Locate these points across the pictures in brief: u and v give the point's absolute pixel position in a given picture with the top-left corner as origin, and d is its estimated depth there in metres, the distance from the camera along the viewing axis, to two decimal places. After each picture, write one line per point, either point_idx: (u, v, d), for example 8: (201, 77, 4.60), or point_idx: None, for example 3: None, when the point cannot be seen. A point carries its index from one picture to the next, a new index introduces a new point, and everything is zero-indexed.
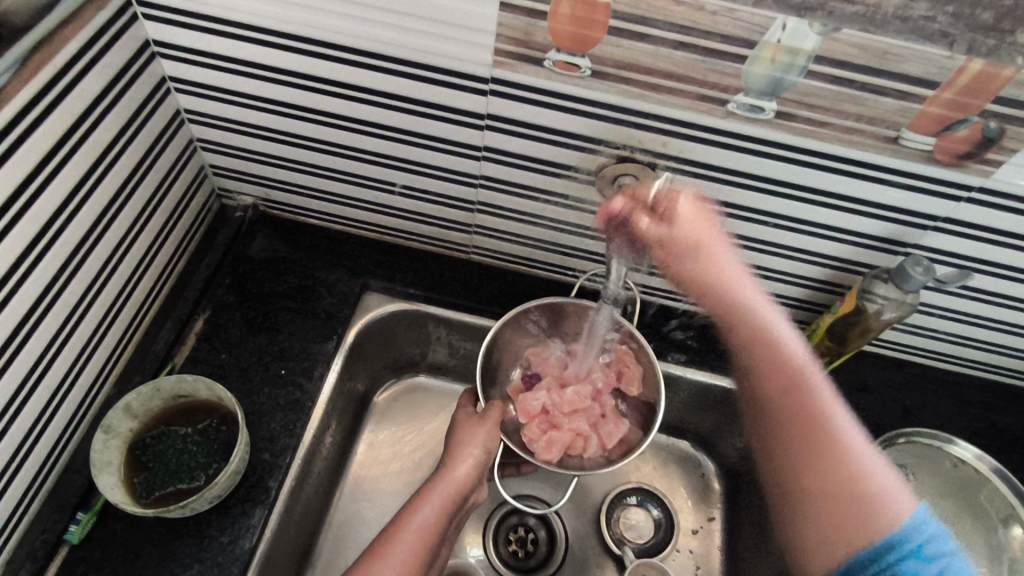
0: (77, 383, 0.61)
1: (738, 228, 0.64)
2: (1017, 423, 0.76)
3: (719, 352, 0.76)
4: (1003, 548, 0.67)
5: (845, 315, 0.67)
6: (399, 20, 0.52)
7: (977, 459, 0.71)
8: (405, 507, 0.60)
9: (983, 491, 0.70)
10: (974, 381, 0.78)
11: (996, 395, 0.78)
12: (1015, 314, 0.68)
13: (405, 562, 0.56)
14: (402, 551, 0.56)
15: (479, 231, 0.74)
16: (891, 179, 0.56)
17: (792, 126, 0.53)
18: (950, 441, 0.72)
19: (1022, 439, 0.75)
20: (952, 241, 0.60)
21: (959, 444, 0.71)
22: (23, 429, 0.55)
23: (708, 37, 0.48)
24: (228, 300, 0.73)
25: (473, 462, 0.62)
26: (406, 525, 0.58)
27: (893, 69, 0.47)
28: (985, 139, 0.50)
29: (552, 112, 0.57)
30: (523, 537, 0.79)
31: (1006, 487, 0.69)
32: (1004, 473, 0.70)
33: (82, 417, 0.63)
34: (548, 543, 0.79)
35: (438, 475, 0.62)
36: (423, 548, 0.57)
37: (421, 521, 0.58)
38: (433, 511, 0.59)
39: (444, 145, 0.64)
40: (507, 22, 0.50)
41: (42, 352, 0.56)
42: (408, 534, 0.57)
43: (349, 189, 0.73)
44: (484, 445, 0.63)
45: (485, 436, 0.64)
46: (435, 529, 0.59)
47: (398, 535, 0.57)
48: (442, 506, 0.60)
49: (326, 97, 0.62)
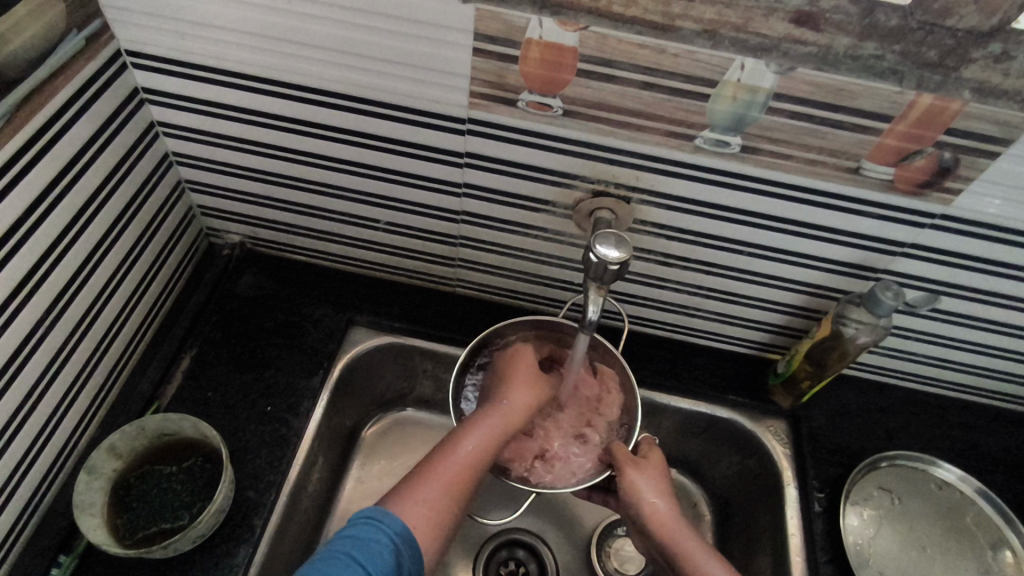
0: (62, 423, 0.62)
1: (713, 257, 0.66)
2: (1000, 444, 0.77)
3: (702, 379, 0.77)
4: (992, 569, 0.68)
5: (822, 340, 0.69)
6: (378, 66, 0.55)
7: (960, 481, 0.72)
8: (439, 450, 0.59)
9: (968, 513, 0.71)
10: (956, 402, 0.79)
11: (979, 416, 0.79)
12: (990, 336, 0.69)
13: (447, 486, 0.57)
14: (445, 473, 0.57)
15: (462, 264, 0.76)
16: (856, 208, 0.58)
17: (758, 159, 0.55)
18: (933, 464, 0.73)
19: (1005, 459, 0.75)
20: (921, 266, 0.62)
21: (941, 466, 0.72)
22: (5, 470, 0.56)
23: (672, 78, 0.50)
24: (215, 337, 0.73)
25: (507, 415, 0.62)
26: (441, 465, 0.58)
27: (848, 104, 0.49)
28: (942, 169, 0.52)
29: (527, 150, 0.59)
30: (514, 571, 0.78)
31: (991, 508, 0.71)
32: (987, 493, 0.71)
33: (66, 457, 0.63)
34: None
35: (480, 415, 0.62)
36: (455, 490, 0.57)
37: (455, 465, 0.58)
38: (468, 456, 0.59)
39: (425, 182, 0.65)
40: (481, 66, 0.53)
41: (27, 393, 0.56)
42: (451, 459, 0.58)
43: (335, 227, 0.75)
44: (515, 403, 0.64)
45: (526, 394, 0.65)
46: (470, 475, 0.58)
47: (429, 478, 0.57)
48: (473, 452, 0.59)
49: (309, 138, 0.64)
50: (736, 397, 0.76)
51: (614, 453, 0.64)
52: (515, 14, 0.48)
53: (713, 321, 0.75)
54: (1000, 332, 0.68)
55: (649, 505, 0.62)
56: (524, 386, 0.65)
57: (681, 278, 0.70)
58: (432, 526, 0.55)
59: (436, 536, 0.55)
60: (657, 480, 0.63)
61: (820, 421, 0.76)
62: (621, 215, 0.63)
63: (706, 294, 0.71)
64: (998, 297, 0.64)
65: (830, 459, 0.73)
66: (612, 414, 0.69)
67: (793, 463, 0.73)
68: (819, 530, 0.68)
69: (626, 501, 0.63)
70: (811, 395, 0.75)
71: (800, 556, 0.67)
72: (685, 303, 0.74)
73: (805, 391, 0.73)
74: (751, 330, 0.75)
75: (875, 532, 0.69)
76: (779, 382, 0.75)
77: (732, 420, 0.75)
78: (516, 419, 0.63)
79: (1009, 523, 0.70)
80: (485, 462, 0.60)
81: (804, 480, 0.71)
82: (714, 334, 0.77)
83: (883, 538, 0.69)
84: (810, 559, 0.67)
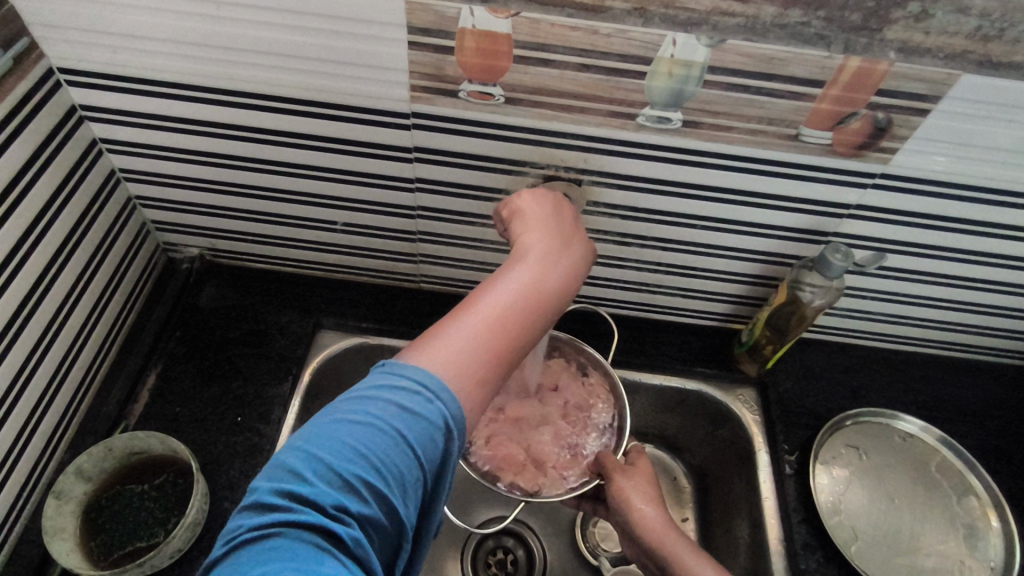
0: (26, 451, 0.61)
1: (668, 233, 0.67)
2: (961, 393, 0.79)
3: (670, 355, 0.79)
4: (960, 514, 0.70)
5: (781, 306, 0.70)
6: (316, 67, 0.54)
7: (923, 431, 0.74)
8: (481, 296, 0.44)
9: (932, 461, 0.73)
10: (918, 357, 0.81)
11: (940, 367, 0.81)
12: (942, 290, 0.71)
13: (485, 342, 0.42)
14: (483, 326, 0.43)
15: (425, 260, 0.76)
16: (800, 174, 0.59)
17: (700, 133, 0.56)
18: (897, 417, 0.75)
19: (966, 408, 0.78)
20: (869, 226, 0.64)
21: (904, 419, 0.75)
22: None
23: (608, 58, 0.51)
24: (179, 352, 0.73)
25: (560, 261, 0.48)
26: (479, 307, 0.44)
27: (781, 73, 0.50)
28: (877, 129, 0.53)
29: (474, 140, 0.59)
30: (503, 559, 0.79)
31: (954, 455, 0.73)
32: (949, 441, 0.73)
33: (34, 485, 0.63)
34: (527, 562, 0.79)
35: (521, 250, 0.48)
36: (498, 346, 0.43)
37: (499, 306, 0.44)
38: (515, 298, 0.44)
39: (377, 180, 0.65)
40: (418, 59, 0.53)
41: None
42: (485, 310, 0.43)
43: (293, 232, 0.74)
44: (552, 243, 0.49)
45: (559, 241, 0.49)
46: (520, 327, 0.44)
47: (464, 321, 0.43)
48: (514, 291, 0.45)
49: (255, 144, 0.63)
50: (705, 369, 0.77)
51: (604, 460, 0.64)
52: (445, 5, 0.48)
53: (677, 296, 0.76)
54: (952, 285, 0.70)
55: (639, 512, 0.59)
56: (557, 235, 0.50)
57: (640, 257, 0.71)
58: (473, 380, 0.41)
59: (482, 385, 0.42)
60: (649, 487, 0.62)
61: (787, 385, 0.78)
62: (574, 198, 0.63)
63: (666, 270, 0.72)
64: (945, 250, 0.66)
65: (798, 422, 0.75)
66: (604, 421, 0.70)
67: (762, 426, 0.74)
68: (792, 490, 0.70)
69: (617, 509, 0.61)
70: (775, 361, 0.77)
71: (775, 517, 0.68)
72: (647, 281, 0.75)
73: (769, 357, 0.75)
74: (713, 302, 0.77)
75: (846, 488, 0.71)
76: (743, 351, 0.76)
77: (703, 392, 0.76)
78: (566, 254, 0.49)
79: (972, 468, 0.72)
80: (532, 316, 0.45)
81: (774, 442, 0.73)
82: (678, 309, 0.79)
83: (854, 494, 0.71)
84: (785, 520, 0.68)
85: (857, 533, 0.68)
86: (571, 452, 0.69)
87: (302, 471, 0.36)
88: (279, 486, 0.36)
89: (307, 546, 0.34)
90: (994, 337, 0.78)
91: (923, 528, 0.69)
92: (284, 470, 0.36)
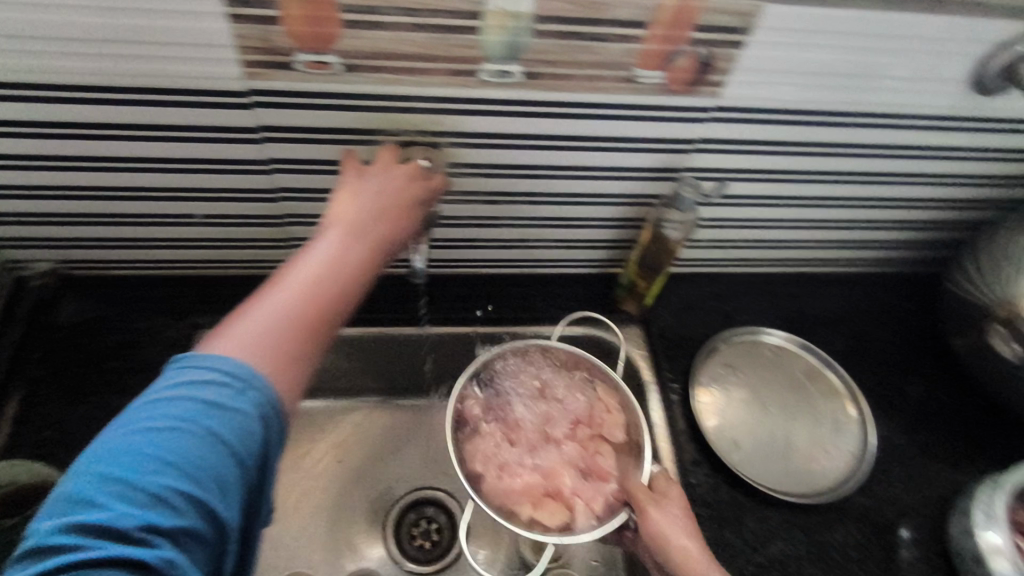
0: None
1: (534, 186, 0.69)
2: (819, 304, 0.87)
3: (558, 305, 0.81)
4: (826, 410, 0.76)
5: (649, 245, 0.74)
6: (132, 49, 0.51)
7: (785, 341, 0.81)
8: (276, 287, 0.46)
9: (796, 367, 0.80)
10: (778, 275, 0.89)
11: (800, 286, 0.88)
12: (790, 211, 0.77)
13: (284, 314, 0.44)
14: (278, 303, 0.45)
15: (297, 244, 0.74)
16: (645, 114, 0.62)
17: (543, 83, 0.57)
18: (760, 332, 0.81)
19: (824, 316, 0.86)
20: (717, 158, 0.68)
21: (767, 332, 0.81)
22: None
23: (437, 15, 0.51)
24: (41, 374, 0.68)
25: (360, 237, 0.51)
26: (275, 292, 0.46)
27: (606, 18, 0.52)
28: (703, 64, 0.57)
29: (320, 112, 0.58)
30: (426, 530, 0.78)
31: (813, 358, 0.80)
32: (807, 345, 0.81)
33: None
34: (451, 527, 0.78)
35: (318, 234, 0.51)
36: (299, 325, 0.45)
37: (296, 289, 0.46)
38: (309, 279, 0.47)
39: (226, 165, 0.63)
40: (243, 32, 0.51)
41: None
42: (280, 289, 0.46)
43: (147, 233, 0.70)
44: (355, 213, 0.52)
45: (364, 213, 0.52)
46: (320, 303, 0.46)
47: (261, 300, 0.45)
48: (309, 274, 0.47)
49: (82, 142, 0.59)
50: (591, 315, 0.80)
51: (630, 487, 0.58)
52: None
53: (556, 248, 0.79)
54: (797, 205, 0.76)
55: (678, 548, 0.53)
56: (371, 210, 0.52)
57: (513, 213, 0.72)
58: (274, 358, 0.42)
59: (286, 355, 0.43)
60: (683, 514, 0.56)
61: (668, 319, 0.82)
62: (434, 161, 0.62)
63: (541, 224, 0.74)
64: (786, 173, 0.71)
65: (681, 351, 0.79)
66: (615, 433, 0.63)
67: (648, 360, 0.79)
68: (678, 416, 0.74)
69: (650, 546, 0.55)
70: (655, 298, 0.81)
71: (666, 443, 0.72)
72: (525, 237, 0.76)
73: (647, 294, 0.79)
74: (591, 249, 0.80)
75: (725, 405, 0.75)
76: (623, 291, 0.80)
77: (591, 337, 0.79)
78: (370, 228, 0.52)
79: (828, 366, 0.80)
80: (324, 289, 0.47)
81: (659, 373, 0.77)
82: (560, 261, 0.81)
83: (733, 410, 0.75)
84: (675, 443, 0.72)
85: (738, 443, 0.73)
86: (584, 475, 0.61)
87: (95, 494, 0.35)
88: (65, 519, 0.34)
89: (112, 563, 0.33)
90: (839, 250, 0.86)
91: (796, 429, 0.75)
92: (71, 499, 0.35)
